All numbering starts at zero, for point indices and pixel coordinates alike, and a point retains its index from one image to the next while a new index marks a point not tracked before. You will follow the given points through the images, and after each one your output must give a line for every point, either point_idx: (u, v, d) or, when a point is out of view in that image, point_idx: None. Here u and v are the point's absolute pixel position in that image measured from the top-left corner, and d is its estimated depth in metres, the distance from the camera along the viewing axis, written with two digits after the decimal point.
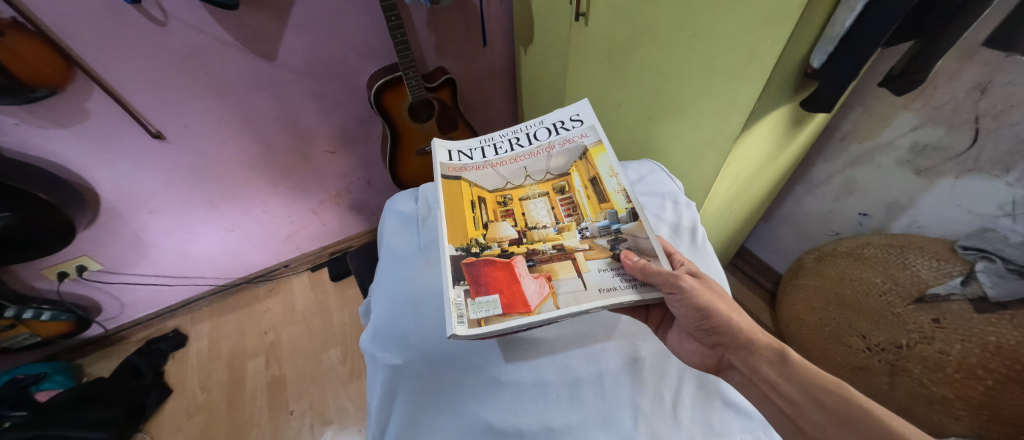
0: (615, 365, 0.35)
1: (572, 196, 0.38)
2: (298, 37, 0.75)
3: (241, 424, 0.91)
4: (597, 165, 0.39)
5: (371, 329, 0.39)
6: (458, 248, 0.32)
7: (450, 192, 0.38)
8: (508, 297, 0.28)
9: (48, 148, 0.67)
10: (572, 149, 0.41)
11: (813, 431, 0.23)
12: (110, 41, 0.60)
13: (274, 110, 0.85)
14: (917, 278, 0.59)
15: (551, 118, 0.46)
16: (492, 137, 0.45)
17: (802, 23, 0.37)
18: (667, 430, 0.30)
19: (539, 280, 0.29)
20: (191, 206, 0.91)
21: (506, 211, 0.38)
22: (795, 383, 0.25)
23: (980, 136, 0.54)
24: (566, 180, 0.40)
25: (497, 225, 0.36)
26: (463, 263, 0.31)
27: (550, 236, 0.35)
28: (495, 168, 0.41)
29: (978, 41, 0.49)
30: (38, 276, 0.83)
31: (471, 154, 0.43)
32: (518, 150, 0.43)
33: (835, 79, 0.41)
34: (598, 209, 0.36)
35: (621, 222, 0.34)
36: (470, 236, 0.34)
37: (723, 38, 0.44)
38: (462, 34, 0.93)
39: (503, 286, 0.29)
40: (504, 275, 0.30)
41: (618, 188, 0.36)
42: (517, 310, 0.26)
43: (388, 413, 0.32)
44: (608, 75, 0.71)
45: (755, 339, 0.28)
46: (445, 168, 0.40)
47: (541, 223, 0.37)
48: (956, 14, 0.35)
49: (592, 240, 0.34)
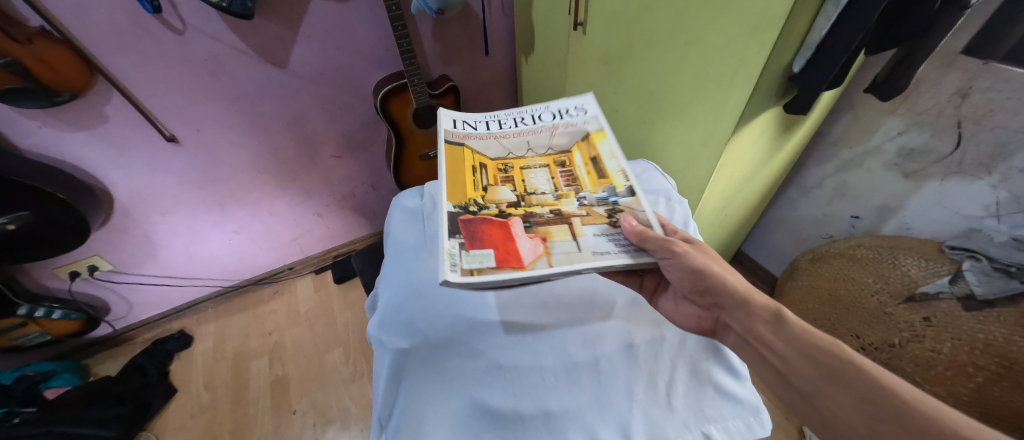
0: (611, 352, 0.36)
1: (572, 171, 0.41)
2: (309, 46, 0.79)
3: (244, 423, 0.92)
4: (598, 147, 0.42)
5: (379, 317, 0.40)
6: (457, 206, 0.35)
7: (453, 157, 0.40)
8: (502, 252, 0.29)
9: (68, 149, 0.69)
10: (574, 132, 0.45)
11: (803, 385, 0.23)
12: (130, 48, 0.64)
13: (284, 116, 0.88)
14: (908, 277, 0.61)
15: (558, 104, 0.49)
16: (499, 113, 0.48)
17: (786, 32, 0.39)
18: (661, 416, 0.32)
19: (534, 241, 0.31)
20: (201, 208, 0.94)
21: (506, 177, 0.41)
22: (788, 341, 0.26)
23: (963, 140, 0.57)
24: (567, 157, 0.43)
25: (496, 189, 0.39)
26: (461, 220, 0.33)
27: (548, 201, 0.37)
28: (499, 139, 0.44)
29: (957, 50, 0.52)
30: (50, 276, 0.86)
31: (475, 125, 0.45)
32: (523, 126, 0.45)
33: (816, 85, 0.44)
34: (597, 183, 0.39)
35: (620, 196, 0.37)
36: (469, 197, 0.36)
37: (714, 42, 0.47)
38: (466, 43, 0.97)
39: (497, 243, 0.30)
40: (499, 233, 0.31)
41: (617, 168, 0.40)
42: (509, 264, 0.28)
43: (396, 397, 0.33)
44: (605, 81, 0.74)
45: (753, 299, 0.29)
46: (449, 134, 0.43)
47: (540, 190, 0.39)
48: (931, 25, 0.38)
49: (590, 208, 0.36)
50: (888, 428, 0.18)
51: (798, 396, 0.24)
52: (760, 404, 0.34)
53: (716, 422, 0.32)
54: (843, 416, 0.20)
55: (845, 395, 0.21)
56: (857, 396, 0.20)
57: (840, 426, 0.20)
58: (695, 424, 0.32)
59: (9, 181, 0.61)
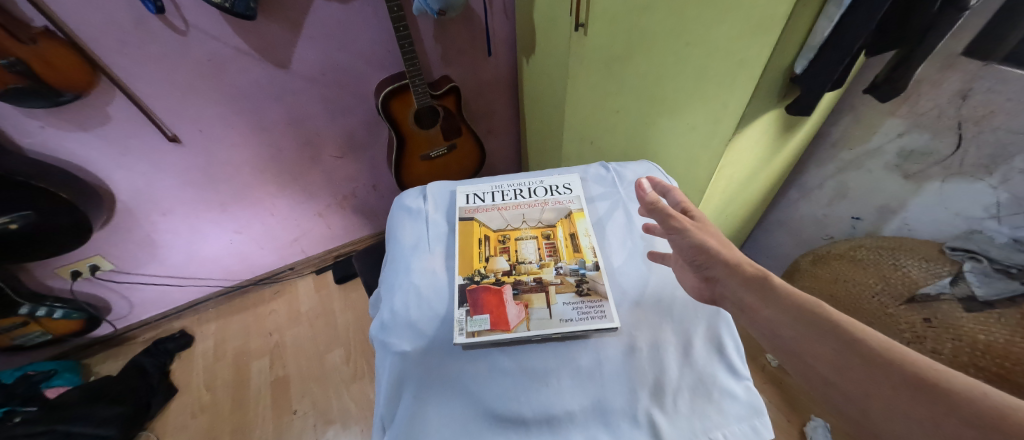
0: (617, 354, 0.33)
1: (554, 242, 0.44)
2: (311, 46, 0.79)
3: (245, 423, 0.92)
4: (577, 225, 0.46)
5: (381, 318, 0.39)
6: (465, 277, 0.41)
7: (463, 232, 0.46)
8: (495, 316, 0.36)
9: (70, 149, 0.70)
10: (560, 208, 0.48)
11: (802, 351, 0.23)
12: (134, 49, 0.64)
13: (286, 117, 0.89)
14: (909, 278, 0.61)
15: (550, 181, 0.53)
16: (502, 184, 0.54)
17: (789, 31, 0.40)
18: (666, 420, 0.28)
19: (519, 307, 0.37)
20: (203, 208, 0.94)
21: (503, 247, 0.44)
22: (777, 308, 0.26)
23: (963, 141, 0.57)
24: (552, 231, 0.45)
25: (495, 259, 0.43)
26: (467, 289, 0.39)
27: (533, 270, 0.41)
28: (500, 211, 0.49)
29: (957, 52, 0.52)
30: (52, 275, 0.86)
31: (483, 197, 0.52)
32: (521, 199, 0.50)
33: (818, 86, 0.44)
34: (572, 255, 0.42)
35: (587, 268, 0.41)
36: (475, 267, 0.42)
37: (714, 44, 0.47)
38: (467, 44, 0.98)
39: (491, 309, 0.37)
40: (494, 299, 0.38)
41: (589, 245, 0.44)
42: (500, 327, 0.35)
43: (395, 406, 0.31)
44: (606, 82, 0.74)
45: (744, 268, 0.30)
46: (462, 210, 0.49)
47: (527, 259, 0.42)
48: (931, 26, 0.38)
49: (563, 276, 0.40)
50: (904, 388, 0.18)
51: (796, 359, 0.23)
52: (762, 407, 0.30)
53: (722, 428, 0.28)
54: (848, 379, 0.20)
55: (853, 358, 0.20)
56: (864, 359, 0.20)
57: (838, 390, 0.20)
58: (701, 430, 0.28)
59: (12, 181, 0.62)
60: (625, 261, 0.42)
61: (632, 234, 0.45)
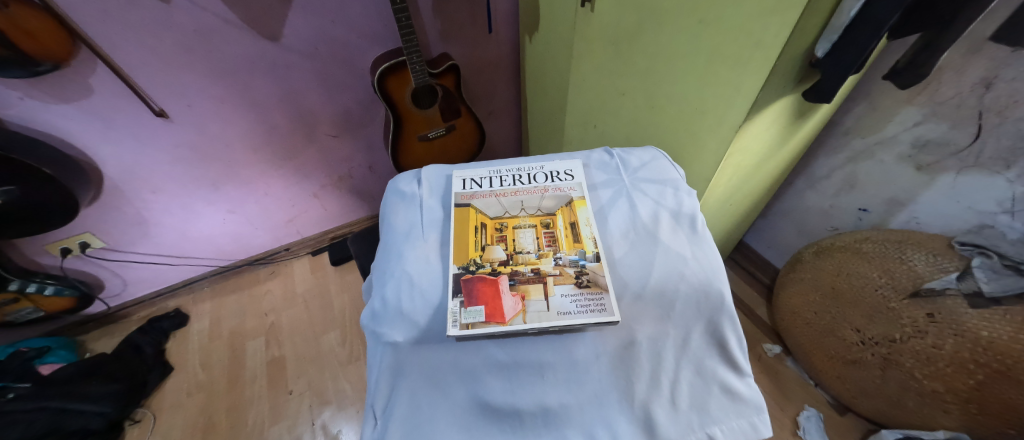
0: (614, 348, 0.31)
1: (553, 232, 0.42)
2: (302, 18, 0.74)
3: (241, 401, 0.93)
4: (577, 213, 0.44)
5: (372, 307, 0.37)
6: (460, 266, 0.39)
7: (459, 219, 0.44)
8: (491, 309, 0.34)
9: (53, 122, 0.67)
10: (561, 196, 0.46)
11: None
12: (113, 17, 0.59)
13: (277, 93, 0.85)
14: (913, 273, 0.59)
15: (551, 166, 0.51)
16: (501, 170, 0.52)
17: (809, 13, 0.36)
18: (665, 415, 0.27)
19: (515, 298, 0.35)
20: (194, 187, 0.92)
21: (500, 236, 0.42)
22: None
23: (982, 132, 0.55)
24: (551, 219, 0.44)
25: (491, 248, 0.41)
26: (462, 279, 0.37)
27: (530, 260, 0.39)
28: (498, 198, 0.47)
29: (985, 35, 0.48)
30: (42, 252, 0.84)
31: (480, 182, 0.50)
32: (520, 185, 0.48)
33: (839, 70, 0.41)
34: (572, 246, 0.40)
35: (587, 259, 0.39)
36: (470, 257, 0.40)
37: (728, 22, 0.44)
38: (466, 20, 0.93)
39: (488, 300, 0.35)
40: (490, 290, 0.36)
41: (590, 235, 0.41)
42: (495, 319, 0.32)
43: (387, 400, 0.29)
44: (612, 61, 0.71)
45: None
46: (459, 196, 0.47)
47: (526, 249, 0.41)
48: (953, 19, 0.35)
49: (563, 267, 0.38)
50: None
51: None
52: (762, 403, 0.29)
53: (720, 423, 0.27)
54: None
55: None
56: None
57: None
58: (699, 425, 0.27)
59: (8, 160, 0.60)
60: (627, 251, 0.40)
61: (632, 224, 0.43)
